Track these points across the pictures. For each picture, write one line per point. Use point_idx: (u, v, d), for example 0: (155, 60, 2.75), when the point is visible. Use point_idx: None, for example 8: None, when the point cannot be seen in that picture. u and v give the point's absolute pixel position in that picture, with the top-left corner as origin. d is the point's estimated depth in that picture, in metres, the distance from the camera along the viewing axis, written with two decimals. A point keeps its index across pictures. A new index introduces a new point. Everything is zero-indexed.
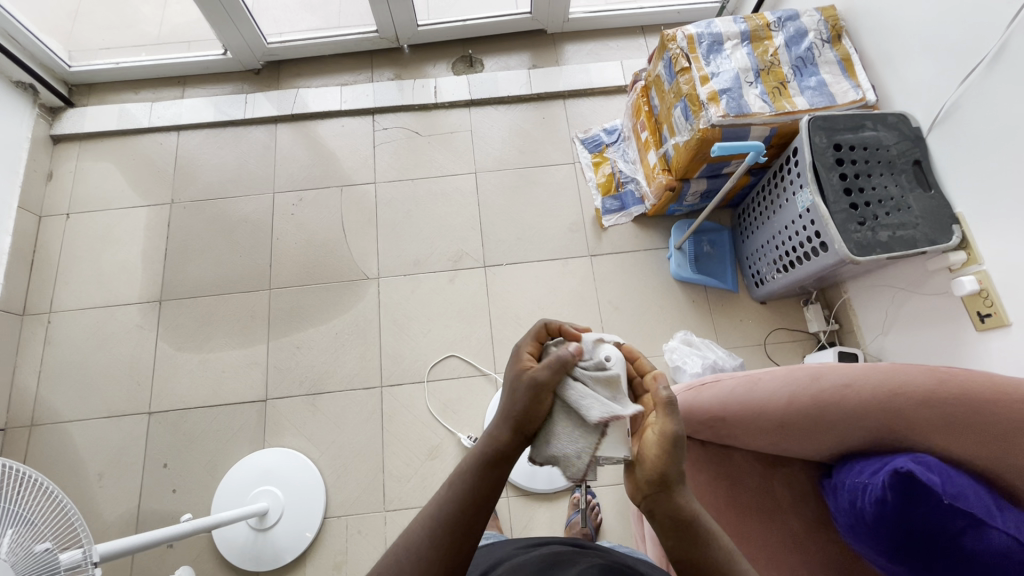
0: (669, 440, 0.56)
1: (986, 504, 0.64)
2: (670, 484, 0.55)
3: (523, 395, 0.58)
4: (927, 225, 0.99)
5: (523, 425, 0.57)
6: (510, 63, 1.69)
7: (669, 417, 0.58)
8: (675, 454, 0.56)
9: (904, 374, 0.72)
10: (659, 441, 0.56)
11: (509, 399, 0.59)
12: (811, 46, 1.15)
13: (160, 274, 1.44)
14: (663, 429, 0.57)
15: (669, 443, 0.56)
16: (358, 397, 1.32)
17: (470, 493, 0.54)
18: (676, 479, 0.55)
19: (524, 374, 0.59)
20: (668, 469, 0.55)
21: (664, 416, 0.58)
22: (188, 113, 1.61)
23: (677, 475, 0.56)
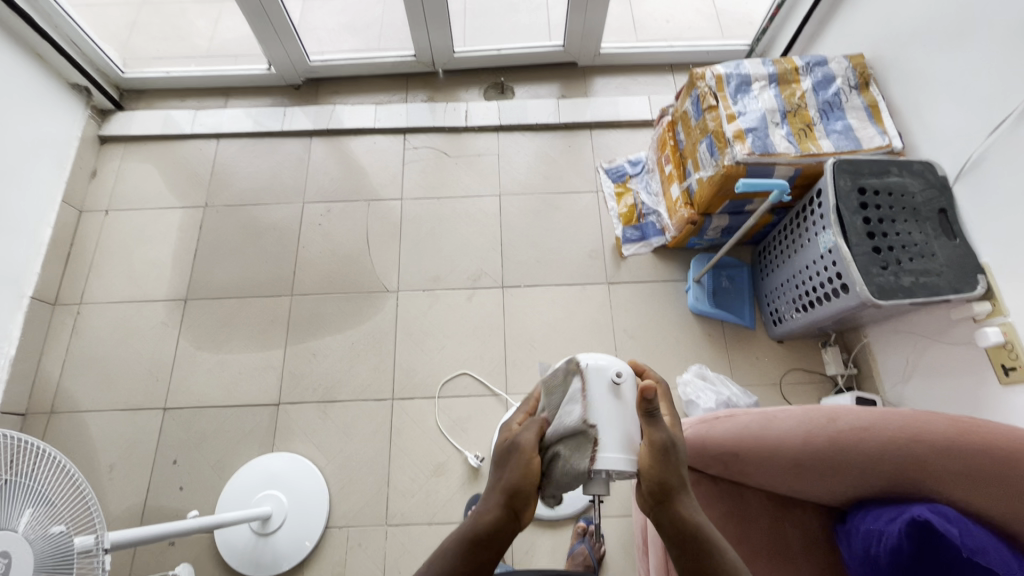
0: (659, 449, 0.57)
1: (1006, 560, 0.62)
2: (671, 493, 0.56)
3: (514, 466, 0.57)
4: (952, 274, 0.98)
5: (515, 498, 0.56)
6: (540, 92, 1.74)
7: (654, 426, 0.58)
8: (670, 461, 0.57)
9: (924, 422, 0.71)
10: (649, 450, 0.57)
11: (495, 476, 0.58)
12: (838, 92, 1.17)
13: (188, 274, 1.48)
14: (651, 438, 0.58)
15: (657, 450, 0.57)
16: (369, 407, 1.32)
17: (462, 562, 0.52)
18: (676, 488, 0.56)
19: (513, 442, 0.59)
20: (664, 477, 0.56)
21: (648, 427, 0.58)
22: (229, 122, 1.68)
23: (677, 482, 0.56)
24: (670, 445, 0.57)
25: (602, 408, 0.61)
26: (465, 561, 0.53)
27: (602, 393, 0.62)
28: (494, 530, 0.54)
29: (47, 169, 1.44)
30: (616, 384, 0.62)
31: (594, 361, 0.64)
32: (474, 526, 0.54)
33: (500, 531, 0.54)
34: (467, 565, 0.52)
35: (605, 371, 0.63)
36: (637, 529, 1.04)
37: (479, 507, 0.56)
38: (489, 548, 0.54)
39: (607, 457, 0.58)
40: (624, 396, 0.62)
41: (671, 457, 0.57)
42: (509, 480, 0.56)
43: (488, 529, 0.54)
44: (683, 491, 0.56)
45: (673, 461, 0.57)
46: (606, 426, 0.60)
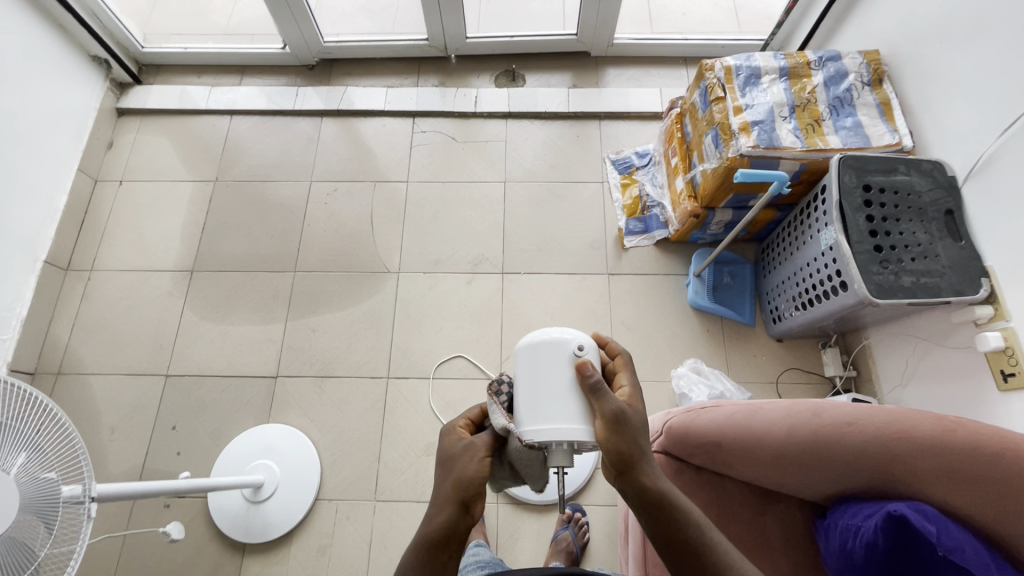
0: (612, 421, 0.57)
1: (984, 561, 0.60)
2: (630, 463, 0.56)
3: (459, 465, 0.60)
4: (954, 275, 0.96)
5: (463, 498, 0.58)
6: (552, 81, 1.73)
7: (602, 400, 0.57)
8: (625, 430, 0.57)
9: (909, 419, 0.70)
10: (602, 426, 0.57)
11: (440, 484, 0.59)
12: (850, 88, 1.15)
13: (196, 246, 1.51)
14: (603, 412, 0.57)
15: (609, 424, 0.57)
16: (364, 384, 1.34)
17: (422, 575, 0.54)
18: (635, 457, 0.56)
19: (460, 445, 0.62)
20: (621, 448, 0.56)
21: (597, 403, 0.57)
22: (242, 99, 1.70)
23: (635, 452, 0.56)
24: (622, 415, 0.57)
25: (558, 381, 0.59)
26: (429, 565, 0.54)
27: (563, 365, 0.60)
28: (450, 529, 0.56)
29: (64, 138, 1.48)
30: (578, 356, 0.60)
31: (558, 333, 0.61)
32: (428, 529, 0.56)
33: (452, 529, 0.56)
34: (431, 571, 0.54)
35: (566, 344, 0.60)
36: (622, 515, 1.05)
37: (429, 513, 0.57)
38: (447, 547, 0.56)
39: (564, 429, 0.57)
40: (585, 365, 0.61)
41: (626, 426, 0.57)
42: (455, 484, 0.58)
43: (442, 528, 0.56)
44: (643, 459, 0.57)
45: (629, 431, 0.57)
46: (559, 401, 0.58)
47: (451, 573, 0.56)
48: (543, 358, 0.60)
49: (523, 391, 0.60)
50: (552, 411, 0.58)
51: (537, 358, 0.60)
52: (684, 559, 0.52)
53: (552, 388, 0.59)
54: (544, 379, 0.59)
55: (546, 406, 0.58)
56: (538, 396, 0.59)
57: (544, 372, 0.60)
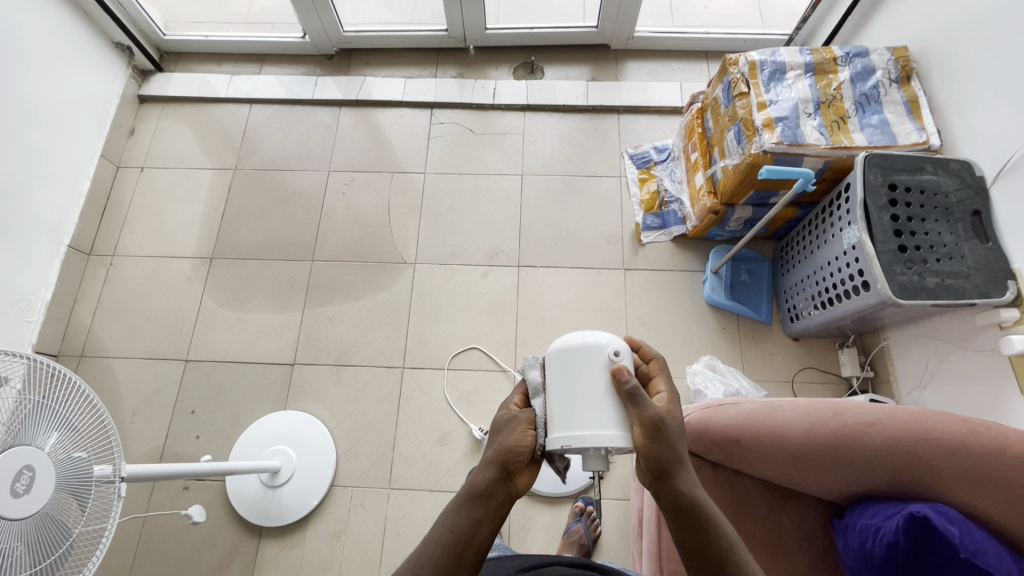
0: (650, 427, 0.56)
1: (1006, 563, 0.61)
2: (667, 469, 0.56)
3: (503, 434, 0.61)
4: (980, 277, 0.95)
5: (507, 462, 0.59)
6: (570, 74, 1.72)
7: (640, 406, 0.57)
8: (663, 436, 0.56)
9: (934, 423, 0.69)
10: (640, 432, 0.57)
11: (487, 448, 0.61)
12: (877, 85, 1.13)
13: (215, 234, 1.53)
14: (641, 418, 0.57)
15: (647, 430, 0.56)
16: (380, 373, 1.35)
17: (457, 530, 0.55)
18: (672, 462, 0.56)
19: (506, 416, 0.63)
20: (659, 454, 0.56)
21: (636, 409, 0.57)
22: (262, 88, 1.71)
23: (672, 458, 0.56)
24: (661, 422, 0.57)
25: (596, 386, 0.59)
26: (465, 519, 0.56)
27: (598, 370, 0.60)
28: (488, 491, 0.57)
29: (87, 124, 1.50)
30: (613, 361, 0.61)
31: (592, 338, 0.62)
32: (474, 483, 0.58)
33: (492, 488, 0.57)
34: (469, 525, 0.55)
35: (601, 349, 0.61)
36: (635, 508, 1.05)
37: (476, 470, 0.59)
38: (486, 510, 0.56)
39: (602, 435, 0.57)
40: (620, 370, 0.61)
41: (663, 432, 0.56)
42: (500, 452, 0.59)
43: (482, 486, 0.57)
44: (679, 466, 0.56)
45: (667, 435, 0.57)
46: (596, 407, 0.59)
47: (483, 536, 0.56)
48: (579, 364, 0.61)
49: (558, 397, 0.61)
50: (590, 418, 0.58)
51: (572, 364, 0.61)
52: (710, 571, 0.53)
53: (590, 395, 0.59)
54: (580, 385, 0.60)
55: (583, 412, 0.59)
56: (575, 402, 0.59)
57: (580, 377, 0.60)
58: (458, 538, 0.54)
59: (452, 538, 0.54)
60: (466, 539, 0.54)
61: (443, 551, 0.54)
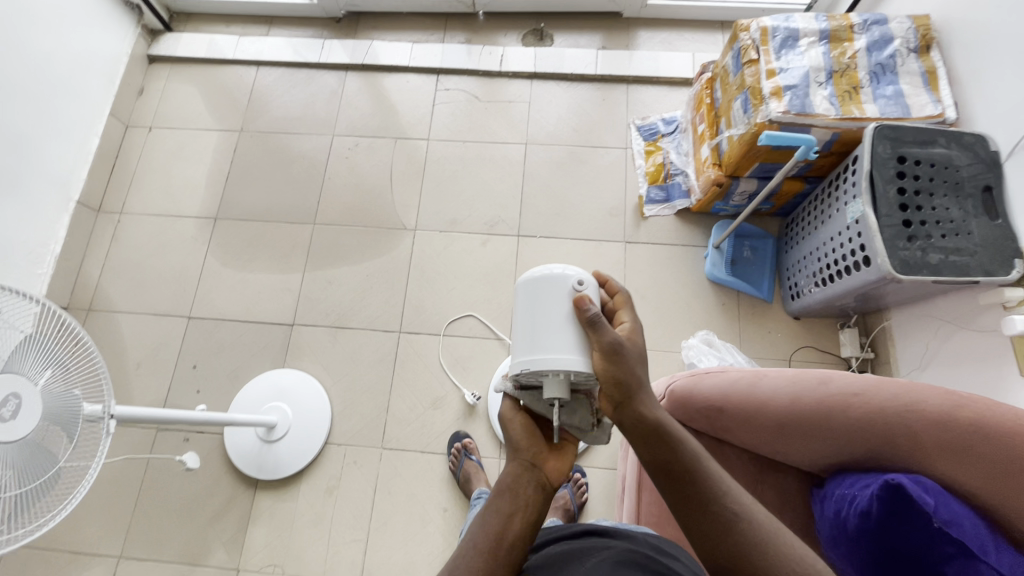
0: (609, 352, 0.56)
1: (982, 538, 0.60)
2: (628, 392, 0.56)
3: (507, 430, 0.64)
4: (986, 255, 0.92)
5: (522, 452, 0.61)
6: (581, 41, 1.68)
7: (600, 332, 0.56)
8: (621, 361, 0.56)
9: (920, 394, 0.68)
10: (599, 359, 0.56)
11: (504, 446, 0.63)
12: (894, 54, 1.09)
13: (219, 195, 1.54)
14: (600, 344, 0.56)
15: (606, 355, 0.56)
16: (376, 337, 1.37)
17: (492, 526, 0.56)
18: (631, 385, 0.56)
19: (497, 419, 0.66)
20: (618, 378, 0.56)
21: (595, 336, 0.57)
22: (269, 50, 1.70)
23: (632, 382, 0.56)
24: (619, 345, 0.56)
25: (557, 312, 0.59)
26: (496, 516, 0.57)
27: (561, 299, 0.59)
28: (516, 482, 0.59)
29: (97, 81, 1.51)
30: (577, 291, 0.60)
31: (556, 269, 0.61)
32: (499, 483, 0.59)
33: (516, 481, 0.59)
34: (499, 522, 0.56)
35: (565, 279, 0.60)
36: (620, 475, 1.06)
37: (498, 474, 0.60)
38: (514, 499, 0.58)
39: (558, 358, 0.56)
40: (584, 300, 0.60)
41: (622, 357, 0.56)
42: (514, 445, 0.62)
43: (507, 480, 0.59)
44: (640, 389, 0.57)
45: (627, 360, 0.57)
46: (555, 331, 0.58)
47: (519, 525, 0.57)
48: (542, 291, 0.60)
49: (520, 324, 0.60)
50: (549, 343, 0.57)
51: (535, 293, 0.61)
52: (677, 485, 0.55)
53: (550, 320, 0.58)
54: (541, 312, 0.59)
55: (542, 337, 0.58)
56: (535, 328, 0.59)
57: (542, 304, 0.60)
58: (493, 534, 0.55)
59: (487, 539, 0.55)
60: (499, 536, 0.55)
61: (478, 551, 0.54)
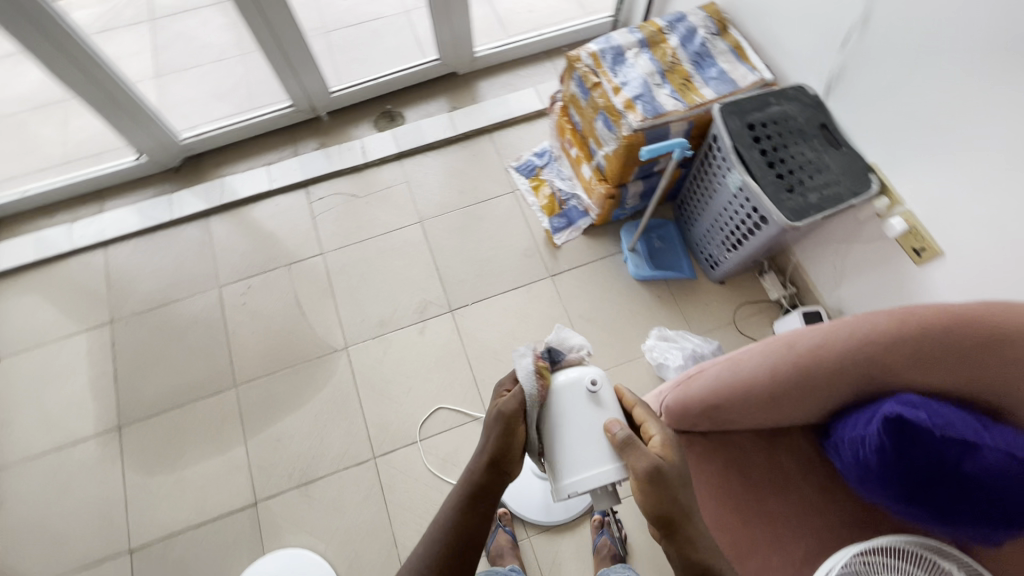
0: (649, 478, 0.63)
1: (973, 425, 0.68)
2: (673, 519, 0.63)
3: (497, 428, 0.68)
4: (848, 180, 1.05)
5: (498, 458, 0.67)
6: (431, 109, 1.71)
7: (636, 455, 0.65)
8: (662, 488, 0.63)
9: (868, 323, 0.76)
10: (638, 478, 0.64)
11: (485, 433, 0.68)
12: (703, 42, 1.23)
13: (114, 400, 1.35)
14: (638, 468, 0.64)
15: (648, 477, 0.63)
16: (353, 474, 1.26)
17: (461, 528, 0.64)
18: (676, 512, 0.62)
19: (497, 408, 0.69)
20: (662, 502, 0.63)
21: (632, 456, 0.65)
22: (111, 226, 1.54)
23: (677, 512, 0.63)
24: (658, 468, 0.63)
25: (584, 416, 0.71)
26: (465, 517, 0.65)
27: (585, 403, 0.72)
28: (483, 482, 0.66)
29: None
30: (593, 394, 0.72)
31: (574, 373, 0.73)
32: (469, 483, 0.67)
33: (487, 486, 0.66)
34: (467, 523, 0.65)
35: (583, 382, 0.72)
36: None
37: (471, 467, 0.68)
38: (481, 500, 0.66)
39: (602, 471, 0.68)
40: (602, 402, 0.72)
41: (663, 483, 0.63)
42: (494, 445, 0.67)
43: (480, 484, 0.66)
44: (685, 517, 0.63)
45: (668, 483, 0.63)
46: (589, 439, 0.70)
47: (483, 531, 0.65)
48: (569, 400, 0.72)
49: (558, 435, 0.71)
50: (587, 457, 0.69)
51: (562, 402, 0.72)
52: None
53: (582, 431, 0.70)
54: (574, 424, 0.70)
55: (581, 454, 0.69)
56: (572, 441, 0.70)
57: (571, 412, 0.71)
58: (461, 534, 0.64)
59: (457, 538, 0.64)
60: (467, 537, 0.64)
61: (449, 549, 0.63)
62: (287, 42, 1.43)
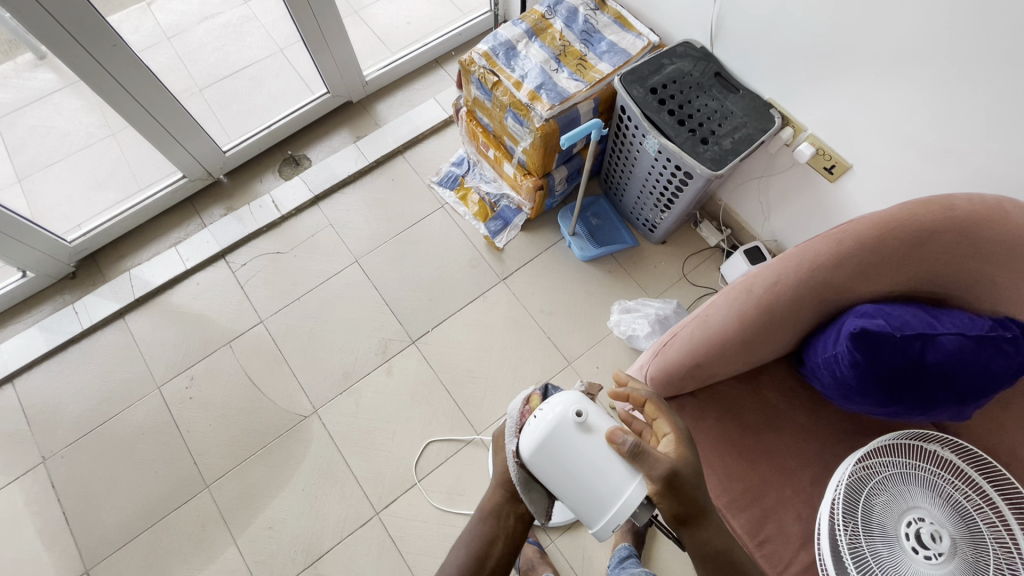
0: (664, 484, 0.64)
1: (924, 318, 0.74)
2: (691, 518, 0.65)
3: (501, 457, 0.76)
4: (753, 119, 1.10)
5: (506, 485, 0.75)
6: (335, 145, 1.65)
7: (647, 462, 0.64)
8: (678, 488, 0.64)
9: (810, 251, 0.80)
10: (656, 484, 0.64)
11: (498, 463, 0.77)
12: (586, 19, 1.25)
13: (72, 543, 1.21)
14: (653, 476, 0.64)
15: (665, 484, 0.64)
16: (361, 536, 1.20)
17: (476, 553, 0.72)
18: (694, 511, 0.65)
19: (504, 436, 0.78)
20: (680, 504, 0.65)
21: (645, 464, 0.64)
22: (12, 356, 1.37)
23: (689, 508, 0.65)
24: (674, 474, 0.64)
25: (586, 450, 0.65)
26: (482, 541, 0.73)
27: (578, 437, 0.66)
28: (500, 507, 0.74)
29: None
30: (581, 423, 0.66)
31: (553, 412, 0.67)
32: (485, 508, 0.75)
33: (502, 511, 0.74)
34: (482, 548, 0.72)
35: (566, 417, 0.66)
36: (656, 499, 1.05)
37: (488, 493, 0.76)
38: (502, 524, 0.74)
39: (626, 491, 0.64)
40: (594, 425, 0.66)
41: (677, 485, 0.64)
42: (501, 477, 0.75)
43: (497, 508, 0.74)
44: (702, 513, 0.66)
45: (684, 487, 0.64)
46: (602, 469, 0.65)
47: (496, 554, 0.72)
48: (561, 444, 0.65)
49: (568, 483, 0.66)
50: (607, 486, 0.65)
51: (554, 451, 0.65)
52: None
53: (591, 468, 0.65)
54: (581, 465, 0.65)
55: (600, 485, 0.65)
56: (584, 477, 0.65)
57: (572, 456, 0.65)
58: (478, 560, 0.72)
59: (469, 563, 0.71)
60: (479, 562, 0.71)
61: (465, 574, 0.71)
62: (160, 112, 1.32)
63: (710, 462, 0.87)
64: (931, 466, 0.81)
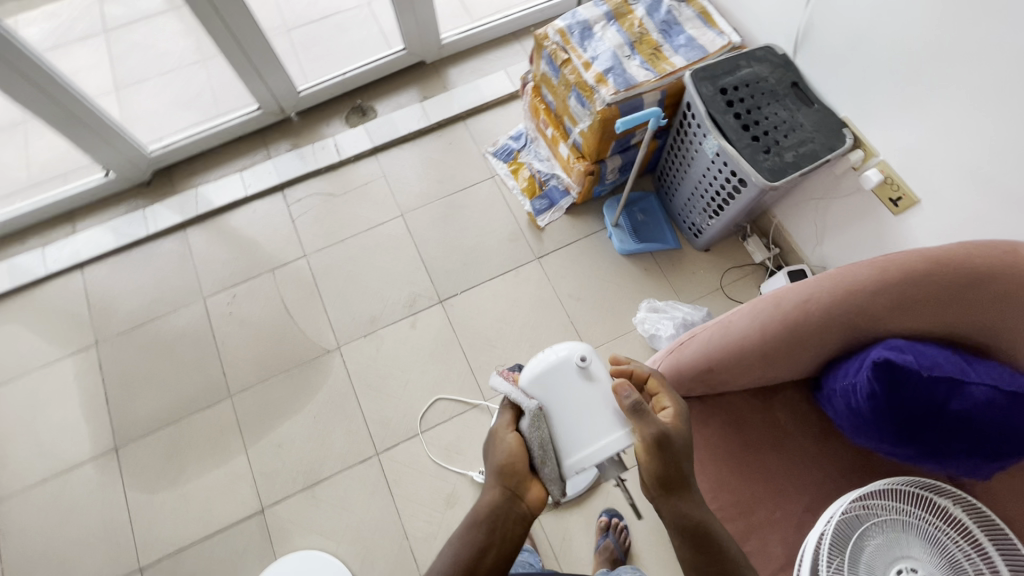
0: (654, 442, 0.65)
1: (958, 364, 0.70)
2: (673, 485, 0.64)
3: (501, 450, 0.68)
4: (822, 136, 1.06)
5: (510, 475, 0.66)
6: (402, 101, 1.69)
7: (643, 419, 0.66)
8: (666, 450, 0.65)
9: (851, 275, 0.77)
10: (647, 441, 0.65)
11: (496, 458, 0.67)
12: (669, 10, 1.22)
13: (108, 422, 1.33)
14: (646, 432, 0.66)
15: (654, 441, 0.65)
16: (358, 471, 1.26)
17: (466, 556, 0.60)
18: (676, 480, 0.64)
19: (502, 434, 0.70)
20: (665, 468, 0.64)
21: (641, 420, 0.66)
22: (85, 246, 1.50)
23: (674, 475, 0.65)
24: (666, 435, 0.65)
25: (582, 391, 0.74)
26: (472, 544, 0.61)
27: (578, 379, 0.74)
28: (499, 504, 0.64)
29: None
30: (584, 367, 0.75)
31: (560, 352, 0.75)
32: (479, 510, 0.64)
33: (503, 510, 0.64)
34: (472, 553, 0.61)
35: (572, 359, 0.75)
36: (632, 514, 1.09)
37: (483, 495, 0.65)
38: (505, 524, 0.63)
39: (612, 436, 0.71)
40: (594, 373, 0.75)
41: (667, 446, 0.65)
42: (502, 468, 0.66)
43: (495, 507, 0.64)
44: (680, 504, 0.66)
45: (672, 452, 0.65)
46: (593, 410, 0.72)
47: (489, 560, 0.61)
48: (560, 381, 0.74)
49: (562, 420, 0.72)
50: (597, 426, 0.72)
51: (552, 388, 0.73)
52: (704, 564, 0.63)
53: (586, 408, 0.72)
54: (576, 405, 0.73)
55: (585, 424, 0.72)
56: (574, 415, 0.72)
57: (571, 394, 0.73)
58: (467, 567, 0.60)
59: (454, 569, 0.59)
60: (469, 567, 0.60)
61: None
62: (248, 44, 1.39)
63: (704, 468, 0.87)
64: (935, 518, 0.77)
